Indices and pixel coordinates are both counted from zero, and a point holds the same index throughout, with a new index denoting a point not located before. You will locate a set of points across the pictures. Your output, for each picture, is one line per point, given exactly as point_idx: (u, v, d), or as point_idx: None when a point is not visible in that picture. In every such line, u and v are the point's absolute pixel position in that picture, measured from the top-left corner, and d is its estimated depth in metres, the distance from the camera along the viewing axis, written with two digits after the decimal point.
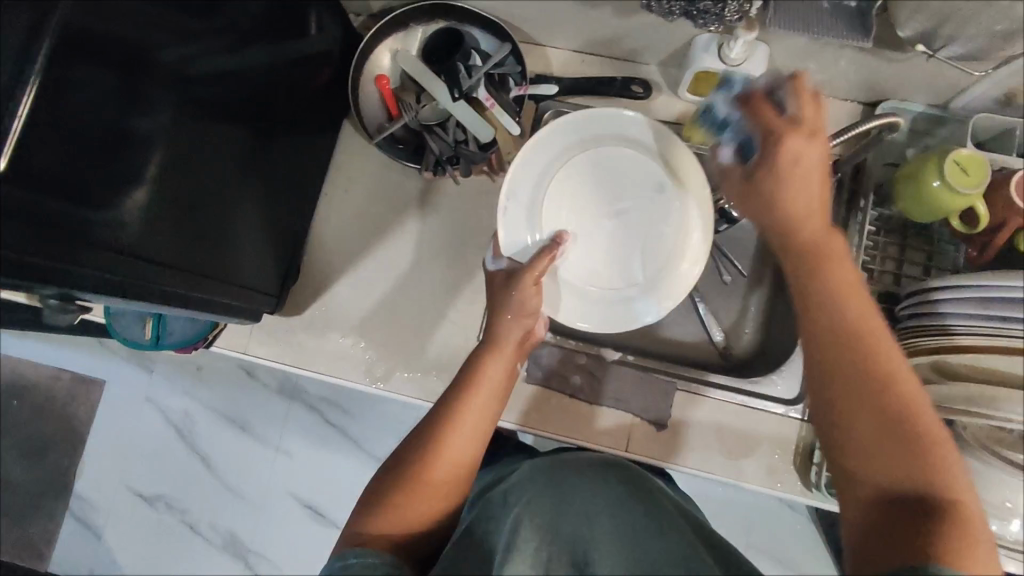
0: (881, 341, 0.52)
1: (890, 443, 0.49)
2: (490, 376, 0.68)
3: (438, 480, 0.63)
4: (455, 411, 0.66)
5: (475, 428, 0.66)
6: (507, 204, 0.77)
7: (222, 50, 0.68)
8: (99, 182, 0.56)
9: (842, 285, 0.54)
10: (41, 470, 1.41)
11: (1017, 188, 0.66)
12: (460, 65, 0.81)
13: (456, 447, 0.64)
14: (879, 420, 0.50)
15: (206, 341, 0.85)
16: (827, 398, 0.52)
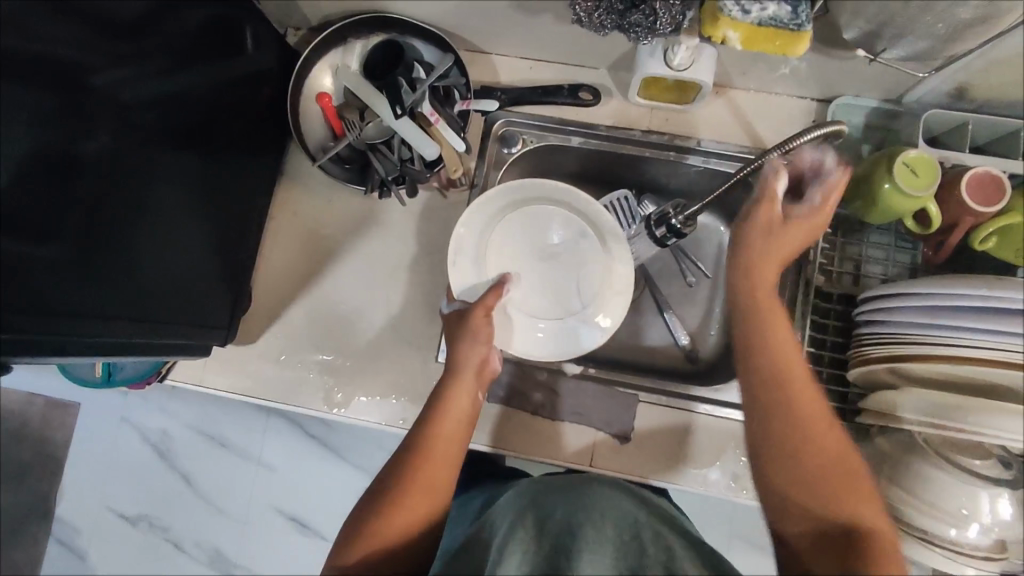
0: (810, 409, 0.57)
1: (818, 511, 0.55)
2: (453, 407, 0.67)
3: (412, 515, 0.61)
4: (423, 443, 0.65)
5: (444, 458, 0.64)
6: (456, 258, 0.79)
7: (159, 74, 0.68)
8: (40, 214, 0.55)
9: (781, 364, 0.60)
10: (20, 496, 1.39)
11: (967, 187, 0.65)
12: (402, 80, 0.77)
13: (427, 479, 0.63)
14: (807, 486, 0.56)
15: (160, 375, 0.84)
16: (768, 469, 0.57)
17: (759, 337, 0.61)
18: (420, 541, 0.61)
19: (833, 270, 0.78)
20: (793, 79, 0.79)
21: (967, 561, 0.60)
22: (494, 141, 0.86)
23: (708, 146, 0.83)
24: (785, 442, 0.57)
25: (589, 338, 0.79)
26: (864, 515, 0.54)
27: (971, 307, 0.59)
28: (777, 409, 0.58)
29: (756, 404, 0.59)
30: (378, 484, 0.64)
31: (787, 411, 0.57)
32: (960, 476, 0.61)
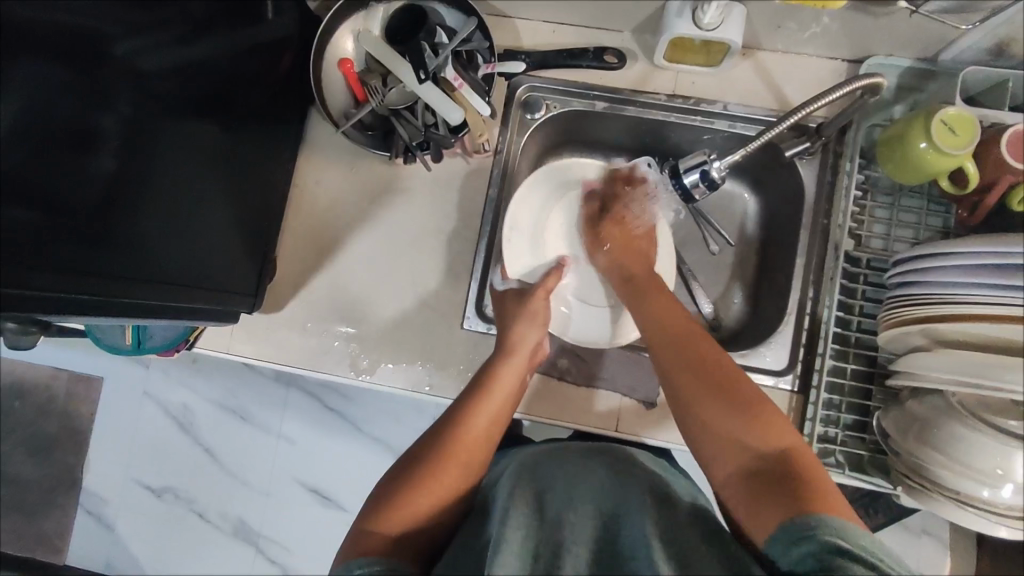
0: (709, 351, 0.67)
1: (737, 426, 0.60)
2: (499, 384, 0.71)
3: (450, 481, 0.62)
4: (463, 417, 0.67)
5: (483, 433, 0.67)
6: (512, 233, 0.84)
7: (176, 42, 0.68)
8: (64, 184, 0.56)
9: (662, 314, 0.72)
10: (50, 468, 1.42)
11: (1009, 145, 0.63)
12: (425, 45, 0.76)
13: (465, 450, 0.65)
14: (728, 409, 0.61)
15: (187, 344, 0.85)
16: (687, 404, 0.64)
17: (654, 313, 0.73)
18: (452, 505, 0.62)
19: (863, 234, 0.77)
20: (824, 39, 0.77)
21: (997, 519, 0.61)
22: (518, 107, 0.85)
23: (735, 110, 0.81)
24: (695, 387, 0.64)
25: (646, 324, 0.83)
26: (776, 436, 0.59)
27: (1007, 266, 0.59)
28: (683, 366, 0.66)
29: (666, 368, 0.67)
30: (412, 454, 0.65)
31: (689, 369, 0.65)
32: (996, 436, 0.60)
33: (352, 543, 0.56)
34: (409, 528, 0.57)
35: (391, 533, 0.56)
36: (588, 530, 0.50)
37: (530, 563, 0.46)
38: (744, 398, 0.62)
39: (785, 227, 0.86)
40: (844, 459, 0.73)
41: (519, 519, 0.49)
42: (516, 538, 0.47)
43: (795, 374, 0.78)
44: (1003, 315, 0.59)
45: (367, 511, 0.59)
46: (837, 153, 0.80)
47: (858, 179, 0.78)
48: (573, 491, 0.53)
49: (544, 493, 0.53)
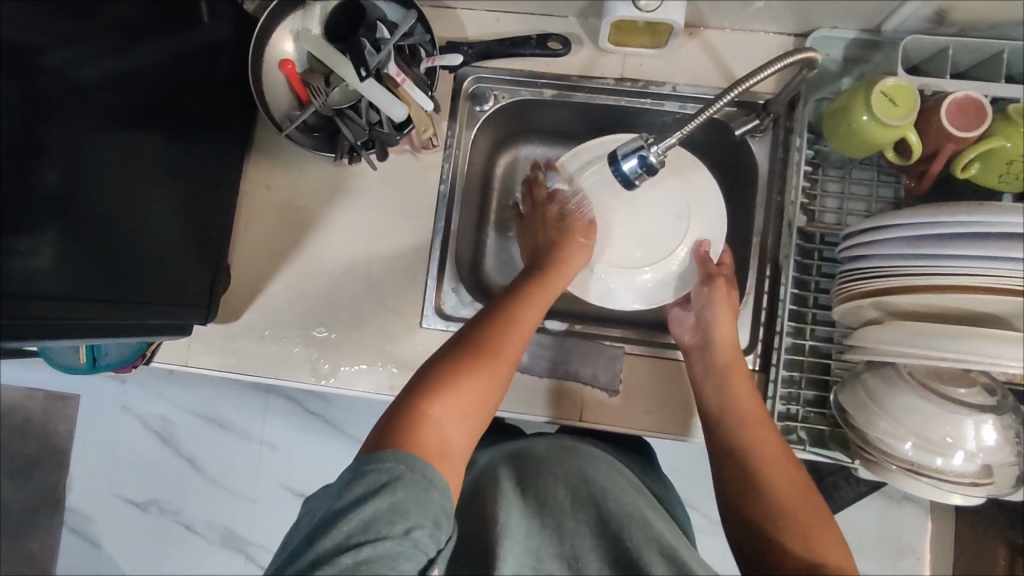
0: (762, 427, 0.67)
1: (778, 513, 0.61)
2: (540, 294, 0.70)
3: (493, 376, 0.62)
4: (510, 313, 0.67)
5: (528, 332, 0.67)
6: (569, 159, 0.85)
7: (115, 50, 0.66)
8: (11, 204, 0.55)
9: (733, 367, 0.71)
10: (31, 488, 1.41)
11: (947, 114, 0.63)
12: (365, 41, 0.74)
13: (510, 346, 0.65)
14: (775, 492, 0.62)
15: (145, 359, 0.84)
16: (731, 472, 0.65)
17: (726, 401, 0.69)
18: (492, 400, 0.61)
19: (815, 209, 0.76)
20: (767, 14, 0.77)
21: (951, 486, 0.62)
22: (465, 99, 0.85)
23: (683, 91, 0.81)
24: (749, 476, 0.64)
25: (613, 294, 0.82)
26: (823, 545, 0.58)
27: (951, 236, 0.59)
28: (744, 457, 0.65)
29: (728, 454, 0.67)
30: (457, 342, 0.64)
31: (750, 457, 0.65)
32: (944, 404, 0.61)
33: (394, 425, 0.56)
34: (450, 418, 0.58)
35: (433, 420, 0.57)
36: (586, 534, 0.57)
37: (530, 562, 0.55)
38: (800, 504, 0.61)
39: (742, 207, 0.85)
40: (806, 435, 0.73)
41: (522, 526, 0.57)
42: (518, 539, 0.55)
43: (756, 353, 0.78)
44: (948, 284, 0.59)
45: (412, 391, 0.59)
46: (787, 130, 0.80)
47: (808, 154, 0.77)
48: (573, 491, 0.60)
49: (547, 493, 0.60)
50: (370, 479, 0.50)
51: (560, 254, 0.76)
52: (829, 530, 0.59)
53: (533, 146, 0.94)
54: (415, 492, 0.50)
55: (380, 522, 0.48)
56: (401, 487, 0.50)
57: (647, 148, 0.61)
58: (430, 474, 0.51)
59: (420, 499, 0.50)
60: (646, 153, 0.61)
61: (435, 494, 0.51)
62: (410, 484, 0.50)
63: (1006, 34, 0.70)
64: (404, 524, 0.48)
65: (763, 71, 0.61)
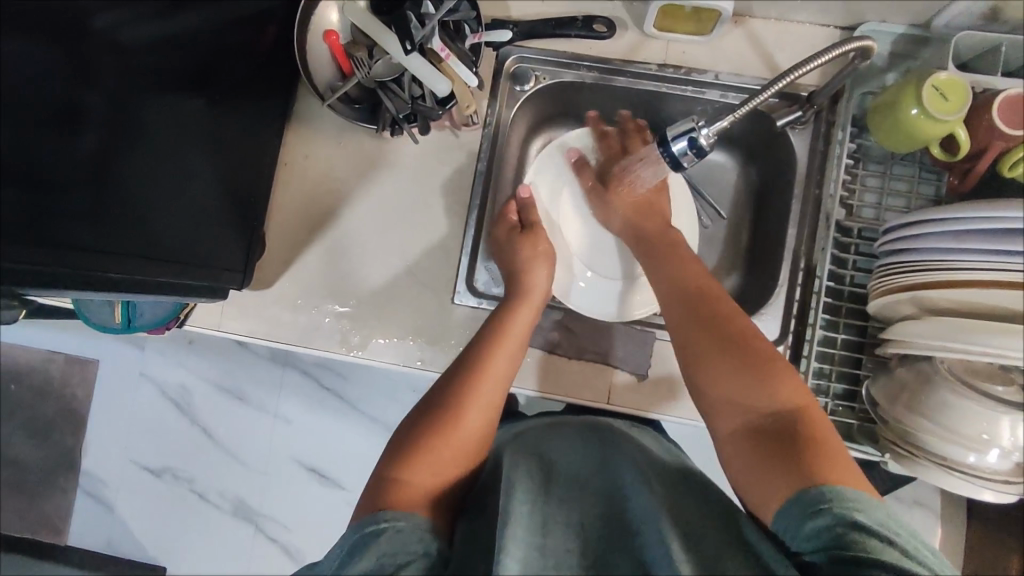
0: (719, 298, 0.68)
1: (741, 365, 0.61)
2: (514, 330, 0.71)
3: (471, 431, 0.62)
4: (481, 363, 0.67)
5: (502, 379, 0.67)
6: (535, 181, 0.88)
7: (161, 14, 0.65)
8: (57, 161, 0.56)
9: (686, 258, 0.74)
10: (49, 449, 1.43)
11: (999, 111, 0.63)
12: (411, 14, 0.74)
13: (484, 395, 0.64)
14: (724, 352, 0.62)
15: (178, 322, 0.85)
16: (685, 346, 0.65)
17: (682, 279, 0.71)
18: (473, 457, 0.62)
19: (854, 203, 0.76)
20: (818, 5, 0.76)
21: (982, 483, 0.62)
22: (507, 78, 0.85)
23: (726, 79, 0.81)
24: (707, 346, 0.63)
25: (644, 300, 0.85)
26: (787, 391, 0.59)
27: (998, 232, 0.58)
28: (695, 332, 0.65)
29: (677, 333, 0.67)
30: (430, 405, 0.64)
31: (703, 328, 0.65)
32: (986, 403, 0.61)
33: (373, 495, 0.56)
34: (432, 483, 0.58)
35: (409, 488, 0.56)
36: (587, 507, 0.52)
37: (537, 539, 0.47)
38: (755, 351, 0.62)
39: (777, 198, 0.85)
40: (835, 428, 0.74)
41: (527, 496, 0.50)
42: (522, 516, 0.48)
43: (786, 345, 0.78)
44: (1001, 281, 0.58)
45: (388, 461, 0.59)
46: (829, 123, 0.80)
47: (851, 147, 0.77)
48: (574, 472, 0.55)
49: (549, 469, 0.55)
50: (357, 539, 0.50)
51: (522, 280, 0.77)
52: (789, 375, 0.60)
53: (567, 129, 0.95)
54: (401, 537, 0.50)
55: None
56: (389, 535, 0.50)
57: (697, 130, 0.61)
58: (416, 522, 0.52)
59: (406, 544, 0.50)
60: (696, 136, 0.61)
61: (420, 533, 0.51)
62: (395, 535, 0.50)
63: None
64: (396, 568, 0.48)
65: (815, 60, 0.61)
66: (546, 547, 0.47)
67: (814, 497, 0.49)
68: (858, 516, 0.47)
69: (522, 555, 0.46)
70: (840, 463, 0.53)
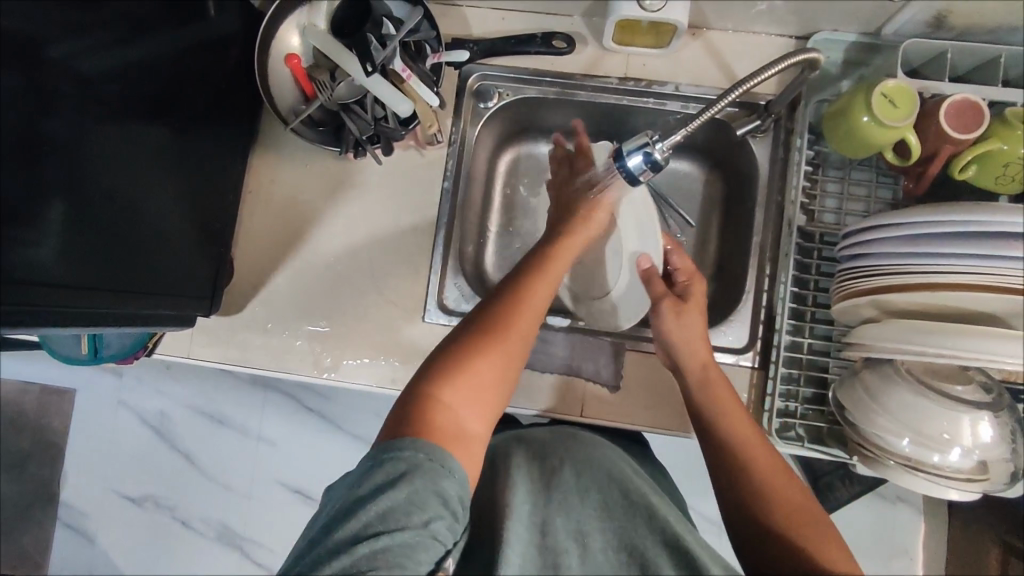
0: (752, 435, 0.67)
1: (777, 520, 0.62)
2: (550, 265, 0.67)
3: (507, 362, 0.60)
4: (521, 293, 0.64)
5: (541, 310, 0.64)
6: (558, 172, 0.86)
7: (119, 42, 0.66)
8: (18, 192, 0.56)
9: (722, 382, 0.71)
10: (25, 482, 1.40)
11: (946, 115, 0.64)
12: (371, 36, 0.74)
13: (524, 326, 0.63)
14: (767, 503, 0.63)
15: (147, 350, 0.84)
16: (730, 489, 0.66)
17: (716, 409, 0.69)
18: (507, 386, 0.60)
19: (815, 208, 0.78)
20: (771, 16, 0.78)
21: (946, 482, 0.63)
22: (470, 96, 0.86)
23: (686, 90, 0.82)
24: (736, 428, 0.68)
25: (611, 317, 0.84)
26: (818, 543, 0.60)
27: (948, 236, 0.60)
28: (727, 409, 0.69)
29: (723, 459, 0.67)
30: (470, 325, 0.61)
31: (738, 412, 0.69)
32: (949, 404, 0.62)
33: (409, 410, 0.55)
34: (467, 405, 0.57)
35: (445, 410, 0.55)
36: (588, 511, 0.59)
37: (535, 539, 0.57)
38: (788, 507, 0.63)
39: (742, 205, 0.86)
40: (803, 432, 0.74)
41: (527, 502, 0.58)
42: (521, 524, 0.57)
43: (755, 351, 0.79)
44: (957, 283, 0.60)
45: (425, 375, 0.58)
46: (788, 130, 0.81)
47: (810, 154, 0.78)
48: (578, 472, 0.61)
49: (553, 474, 0.61)
50: (389, 466, 0.50)
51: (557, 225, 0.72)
52: (823, 527, 0.61)
53: (535, 144, 0.95)
54: (432, 482, 0.50)
55: (399, 513, 0.48)
56: (421, 476, 0.50)
57: (652, 144, 0.62)
58: (446, 463, 0.51)
59: (436, 490, 0.50)
60: (652, 150, 0.62)
61: (451, 481, 0.51)
62: (426, 475, 0.50)
63: (1004, 39, 0.71)
64: (423, 515, 0.49)
65: (768, 69, 0.62)
66: (546, 547, 0.56)
67: None
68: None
69: (521, 554, 0.56)
70: None
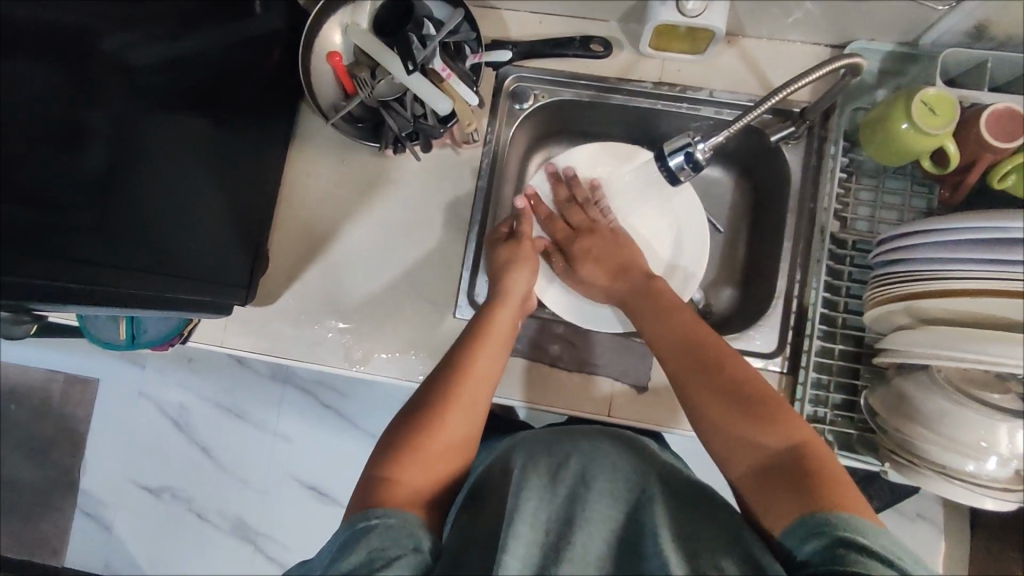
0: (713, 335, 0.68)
1: (735, 403, 0.61)
2: (496, 329, 0.71)
3: (455, 430, 0.62)
4: (464, 363, 0.67)
5: (487, 377, 0.67)
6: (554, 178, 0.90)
7: (168, 36, 0.68)
8: (62, 180, 0.57)
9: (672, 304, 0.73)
10: (47, 469, 1.42)
11: (986, 125, 0.64)
12: (413, 36, 0.78)
13: (472, 395, 0.65)
14: (726, 393, 0.62)
15: (181, 338, 0.85)
16: (686, 390, 0.65)
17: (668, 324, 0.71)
18: (459, 454, 0.62)
19: (848, 216, 0.78)
20: (808, 24, 0.78)
21: (983, 490, 0.62)
22: (506, 96, 0.87)
23: (720, 96, 0.82)
24: (713, 392, 0.63)
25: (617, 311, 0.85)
26: (788, 428, 0.58)
27: (987, 241, 0.60)
28: (706, 376, 0.64)
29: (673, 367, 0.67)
30: (417, 404, 0.64)
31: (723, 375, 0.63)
32: (992, 414, 0.61)
33: (364, 496, 0.56)
34: (423, 480, 0.58)
35: (401, 487, 0.56)
36: (600, 509, 0.51)
37: (539, 539, 0.48)
38: (756, 393, 0.61)
39: (772, 212, 0.87)
40: (834, 438, 0.75)
41: (534, 491, 0.51)
42: (530, 513, 0.49)
43: (784, 356, 0.79)
44: (1002, 291, 0.59)
45: (378, 462, 0.59)
46: (821, 139, 0.81)
47: (843, 161, 0.79)
48: (585, 466, 0.55)
49: (560, 465, 0.55)
50: (350, 536, 0.51)
51: (505, 280, 0.76)
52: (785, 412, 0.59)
53: (566, 147, 0.96)
54: (389, 533, 0.50)
55: (361, 569, 0.47)
56: (378, 533, 0.50)
57: (694, 144, 0.62)
58: (405, 518, 0.52)
59: (396, 540, 0.50)
60: (693, 150, 0.63)
61: (409, 529, 0.51)
62: (384, 530, 0.51)
63: None
64: (385, 562, 0.48)
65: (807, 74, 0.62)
66: (557, 543, 0.48)
67: (822, 524, 0.49)
68: (860, 538, 0.47)
69: (521, 554, 0.46)
70: (845, 491, 0.52)
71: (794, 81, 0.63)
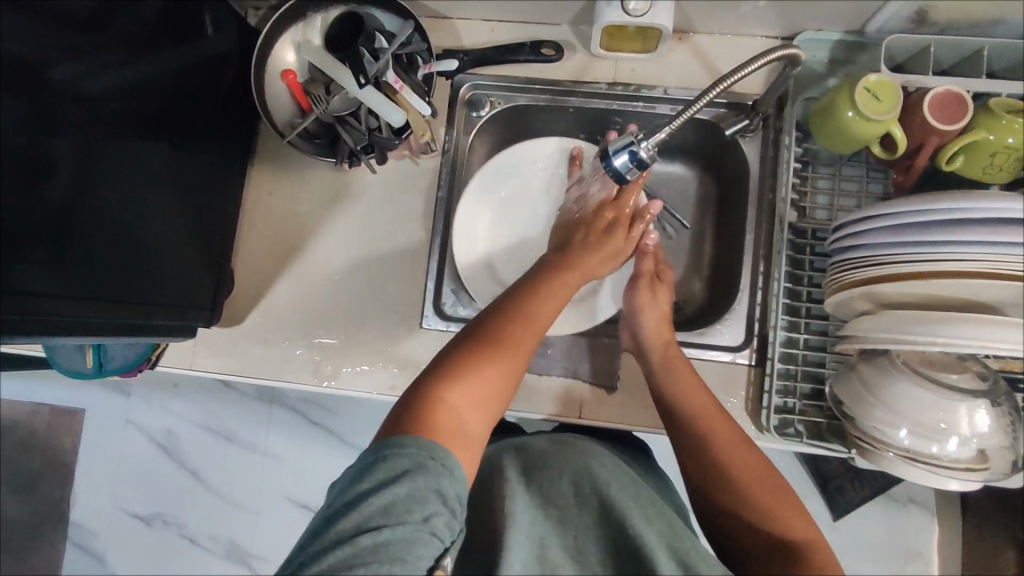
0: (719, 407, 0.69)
1: (747, 479, 0.62)
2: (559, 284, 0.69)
3: (506, 373, 0.60)
4: (525, 308, 0.65)
5: (543, 328, 0.65)
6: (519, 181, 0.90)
7: (121, 62, 0.68)
8: (19, 212, 0.57)
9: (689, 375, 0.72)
10: (36, 502, 1.42)
11: (929, 109, 0.65)
12: (364, 51, 0.76)
13: (526, 338, 0.63)
14: (738, 471, 0.63)
15: (151, 363, 0.85)
16: (697, 463, 0.65)
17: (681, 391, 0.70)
18: (502, 399, 0.59)
19: (805, 205, 0.78)
20: (757, 18, 0.79)
21: (947, 472, 0.62)
22: (462, 105, 0.87)
23: (675, 93, 0.83)
24: (723, 466, 0.64)
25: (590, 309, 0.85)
26: (792, 516, 0.60)
27: (937, 223, 0.60)
28: (708, 449, 0.65)
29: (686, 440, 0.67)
30: (472, 333, 0.62)
31: (712, 448, 0.65)
32: (954, 395, 0.62)
33: (408, 413, 0.54)
34: (467, 410, 0.56)
35: (446, 411, 0.54)
36: (583, 528, 0.54)
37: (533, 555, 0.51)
38: (762, 476, 0.63)
39: (735, 205, 0.87)
40: (803, 428, 0.75)
41: (526, 511, 0.54)
42: (520, 537, 0.52)
43: (752, 348, 0.79)
44: (958, 272, 0.60)
45: (425, 379, 0.57)
46: (777, 129, 0.82)
47: (798, 151, 0.79)
48: (578, 484, 0.57)
49: (550, 485, 0.57)
50: (391, 462, 0.49)
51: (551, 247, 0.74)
52: (787, 499, 0.61)
53: None
54: (435, 478, 0.48)
55: (400, 507, 0.46)
56: (423, 474, 0.48)
57: (637, 143, 0.63)
58: (448, 461, 0.50)
59: (438, 487, 0.48)
60: (637, 149, 0.63)
61: (451, 479, 0.49)
62: (430, 471, 0.49)
63: (986, 31, 0.72)
64: (423, 512, 0.47)
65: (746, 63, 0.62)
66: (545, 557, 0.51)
67: None
68: None
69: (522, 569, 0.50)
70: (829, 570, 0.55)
71: (733, 72, 0.63)
